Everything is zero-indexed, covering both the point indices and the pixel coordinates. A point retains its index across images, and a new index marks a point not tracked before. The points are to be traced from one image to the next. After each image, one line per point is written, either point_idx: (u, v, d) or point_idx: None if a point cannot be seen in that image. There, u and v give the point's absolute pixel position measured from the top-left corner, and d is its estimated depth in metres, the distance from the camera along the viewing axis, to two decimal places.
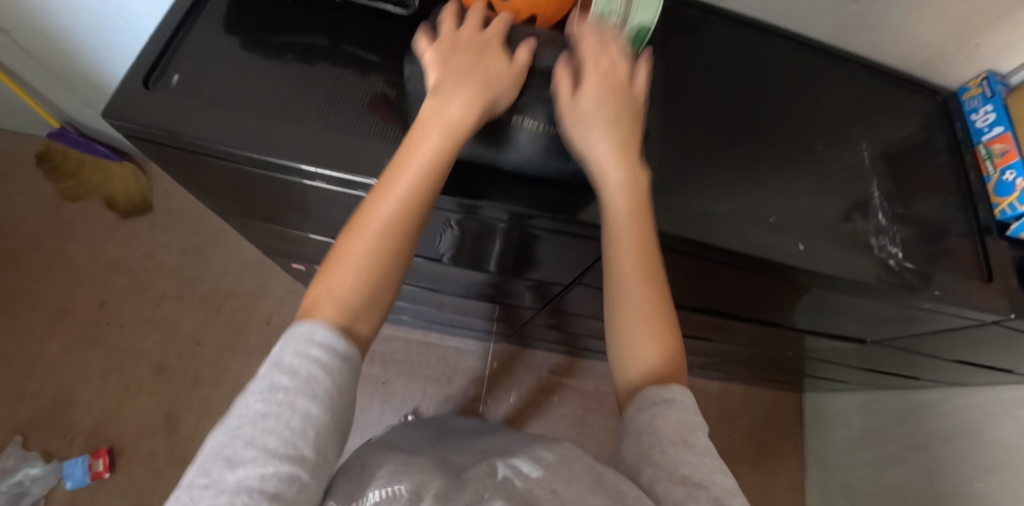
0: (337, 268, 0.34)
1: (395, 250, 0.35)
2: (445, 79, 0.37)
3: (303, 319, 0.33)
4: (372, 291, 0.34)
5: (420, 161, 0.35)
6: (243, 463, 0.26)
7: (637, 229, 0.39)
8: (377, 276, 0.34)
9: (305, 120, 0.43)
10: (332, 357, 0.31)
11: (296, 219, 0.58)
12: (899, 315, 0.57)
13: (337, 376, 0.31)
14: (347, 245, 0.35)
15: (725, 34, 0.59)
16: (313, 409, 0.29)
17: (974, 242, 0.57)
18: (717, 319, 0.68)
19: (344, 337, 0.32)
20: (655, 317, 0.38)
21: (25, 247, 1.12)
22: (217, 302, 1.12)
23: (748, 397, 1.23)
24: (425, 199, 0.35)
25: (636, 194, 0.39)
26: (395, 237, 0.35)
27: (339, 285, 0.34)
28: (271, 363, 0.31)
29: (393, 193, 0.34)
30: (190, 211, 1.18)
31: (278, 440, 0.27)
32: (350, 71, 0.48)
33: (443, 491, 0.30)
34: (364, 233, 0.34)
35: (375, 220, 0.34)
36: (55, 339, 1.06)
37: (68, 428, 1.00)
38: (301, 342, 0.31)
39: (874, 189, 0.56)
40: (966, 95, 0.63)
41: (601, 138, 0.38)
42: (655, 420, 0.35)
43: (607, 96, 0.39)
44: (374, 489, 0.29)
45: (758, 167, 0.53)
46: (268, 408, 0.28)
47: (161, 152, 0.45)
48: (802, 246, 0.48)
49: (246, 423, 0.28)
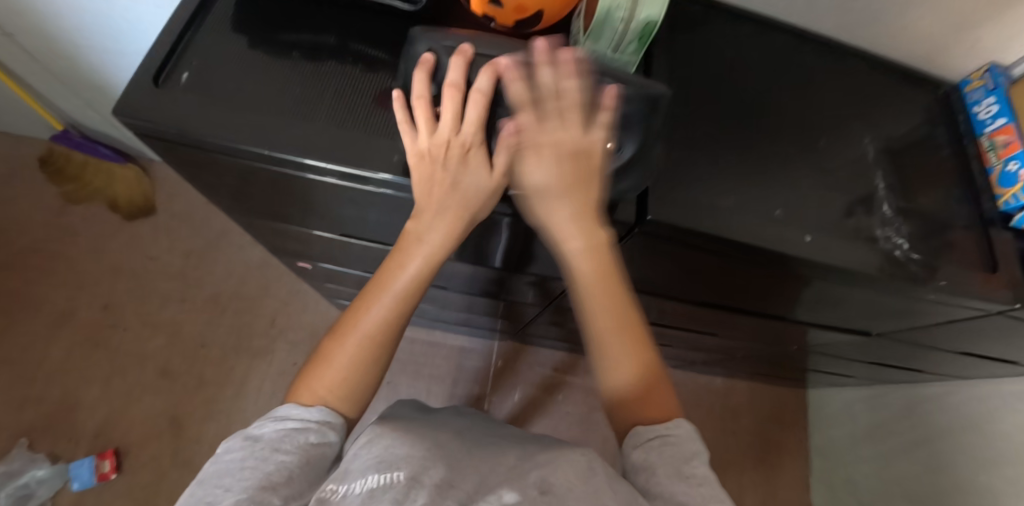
0: (326, 370, 0.39)
1: (379, 350, 0.41)
2: (427, 204, 0.41)
3: (284, 407, 0.38)
4: (358, 385, 0.40)
5: (400, 278, 0.41)
6: (218, 502, 0.31)
7: (599, 294, 0.42)
8: (361, 370, 0.40)
9: (314, 116, 0.44)
10: (309, 424, 0.37)
11: (302, 216, 0.58)
12: (900, 307, 0.57)
13: (310, 439, 0.36)
14: (335, 348, 0.40)
15: (728, 31, 0.60)
16: (288, 458, 0.34)
17: (977, 232, 0.57)
18: (722, 313, 0.69)
19: (324, 414, 0.38)
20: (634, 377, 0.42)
21: (29, 250, 1.12)
22: (221, 303, 1.12)
23: (751, 393, 1.23)
24: (403, 313, 0.42)
25: (601, 266, 0.41)
26: (378, 343, 0.41)
27: (328, 382, 0.39)
28: (254, 430, 0.36)
29: (375, 304, 0.41)
30: (193, 213, 1.18)
31: (254, 482, 0.32)
32: (356, 69, 0.48)
33: (446, 478, 0.29)
34: (349, 340, 0.40)
35: (361, 328, 0.40)
36: (59, 342, 1.06)
37: (73, 430, 1.01)
38: (279, 419, 0.37)
39: (878, 182, 0.56)
40: (969, 88, 0.63)
41: (564, 205, 0.40)
42: (649, 455, 0.38)
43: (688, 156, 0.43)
44: (372, 475, 0.28)
45: (763, 160, 0.53)
46: (246, 461, 0.33)
47: (169, 150, 0.46)
48: (810, 237, 0.49)
49: (225, 475, 0.33)
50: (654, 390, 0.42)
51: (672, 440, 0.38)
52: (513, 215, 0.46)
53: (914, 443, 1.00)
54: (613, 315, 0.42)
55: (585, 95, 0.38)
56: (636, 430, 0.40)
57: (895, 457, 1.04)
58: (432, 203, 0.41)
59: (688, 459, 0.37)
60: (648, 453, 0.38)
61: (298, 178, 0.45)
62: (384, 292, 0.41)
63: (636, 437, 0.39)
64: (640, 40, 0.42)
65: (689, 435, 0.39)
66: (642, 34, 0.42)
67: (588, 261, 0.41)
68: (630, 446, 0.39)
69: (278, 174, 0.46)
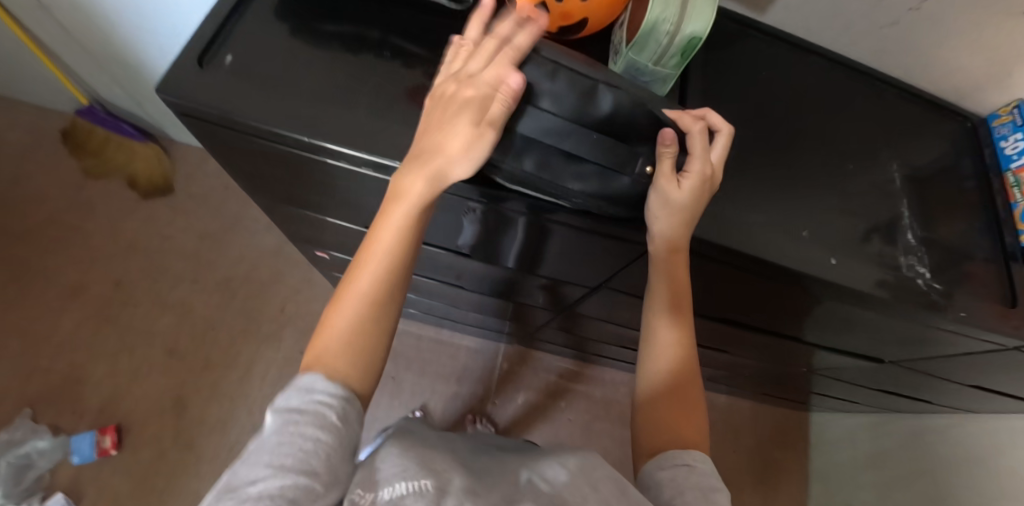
0: (323, 336, 0.37)
1: (382, 312, 0.38)
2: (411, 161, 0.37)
3: (303, 376, 0.35)
4: (365, 354, 0.37)
5: (386, 244, 0.38)
6: (262, 478, 0.29)
7: (664, 292, 0.44)
8: (362, 341, 0.37)
9: (353, 107, 0.44)
10: (335, 400, 0.34)
11: (328, 205, 0.58)
12: (916, 335, 0.57)
13: (341, 413, 0.34)
14: (331, 319, 0.38)
15: (762, 50, 0.60)
16: (323, 436, 0.32)
17: (998, 266, 0.57)
18: (736, 329, 0.69)
19: (346, 392, 0.35)
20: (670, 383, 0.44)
21: (45, 221, 1.13)
22: (232, 287, 1.13)
23: (753, 413, 1.23)
24: (393, 279, 0.38)
25: (676, 275, 0.43)
26: (373, 307, 0.38)
27: (331, 355, 0.36)
28: (281, 404, 0.33)
29: (365, 270, 0.38)
30: (210, 196, 1.19)
31: (295, 460, 0.30)
32: (397, 65, 0.48)
33: (469, 488, 0.30)
34: (345, 308, 0.37)
35: (354, 296, 0.38)
36: (69, 314, 1.07)
37: (76, 403, 1.01)
38: (305, 390, 0.34)
39: (903, 210, 0.56)
40: (996, 122, 0.64)
41: (667, 217, 0.41)
42: (677, 478, 0.37)
43: (699, 193, 0.41)
44: (399, 482, 0.29)
45: (793, 181, 0.53)
46: (283, 437, 0.31)
47: (207, 130, 0.46)
48: (834, 260, 0.50)
49: (264, 450, 0.30)
50: (688, 403, 0.44)
51: (695, 469, 0.38)
52: (529, 214, 0.46)
53: (914, 473, 1.00)
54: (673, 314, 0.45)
55: (631, 116, 0.39)
56: (665, 454, 0.40)
57: (894, 487, 1.03)
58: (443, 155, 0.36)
59: (713, 491, 0.37)
60: (675, 476, 0.38)
61: (330, 166, 0.46)
62: (369, 263, 0.38)
63: (659, 459, 0.39)
64: (683, 53, 0.43)
65: (710, 470, 0.39)
66: (685, 48, 0.43)
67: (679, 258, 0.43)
68: (652, 469, 0.39)
69: (312, 161, 0.46)
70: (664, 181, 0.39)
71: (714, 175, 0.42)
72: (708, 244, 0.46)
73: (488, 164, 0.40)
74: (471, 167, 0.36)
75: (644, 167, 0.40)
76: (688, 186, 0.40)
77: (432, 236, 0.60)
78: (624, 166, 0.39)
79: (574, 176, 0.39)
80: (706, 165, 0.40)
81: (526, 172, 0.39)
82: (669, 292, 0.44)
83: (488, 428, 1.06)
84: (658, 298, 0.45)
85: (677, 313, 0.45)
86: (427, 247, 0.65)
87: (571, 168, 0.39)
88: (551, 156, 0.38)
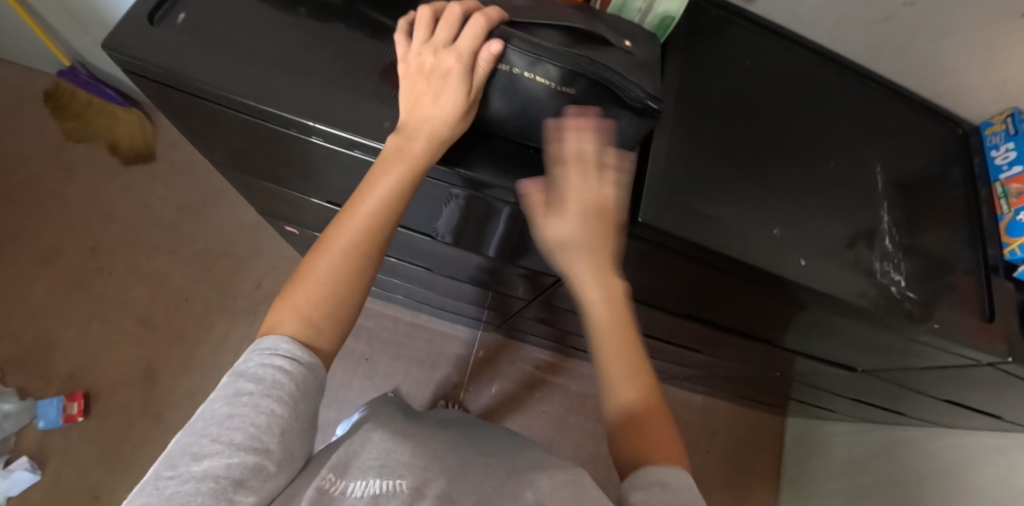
0: (305, 282, 0.37)
1: (363, 262, 0.38)
2: (410, 109, 0.39)
3: (266, 339, 0.35)
4: (337, 305, 0.37)
5: (380, 188, 0.38)
6: (209, 455, 0.28)
7: (610, 340, 0.40)
8: (339, 289, 0.37)
9: (308, 73, 0.43)
10: (295, 367, 0.34)
11: (294, 177, 0.57)
12: (891, 345, 0.56)
13: (300, 385, 0.34)
14: (312, 264, 0.38)
15: (749, 41, 0.58)
16: (279, 409, 0.32)
17: (978, 279, 0.55)
18: (709, 329, 0.68)
19: (310, 359, 0.35)
20: (651, 426, 0.37)
21: (23, 183, 1.11)
22: (209, 260, 1.11)
23: (730, 415, 1.22)
24: (383, 226, 0.39)
25: (613, 311, 0.41)
26: (362, 253, 0.38)
27: (310, 302, 0.36)
28: (232, 375, 0.33)
29: (357, 213, 0.38)
30: (192, 167, 1.17)
31: (246, 435, 0.30)
32: (359, 31, 0.46)
33: (446, 493, 0.31)
34: (332, 250, 0.37)
35: (342, 239, 0.38)
36: (43, 278, 1.06)
37: (45, 368, 1.00)
38: (265, 354, 0.34)
39: (884, 215, 0.54)
40: (988, 130, 0.62)
41: (581, 262, 0.40)
42: (650, 502, 0.32)
43: (592, 224, 0.40)
44: (373, 478, 0.31)
45: (772, 178, 0.51)
46: (234, 409, 0.31)
47: (158, 91, 0.44)
48: (804, 261, 0.48)
49: (212, 422, 0.30)
50: (663, 435, 0.37)
51: (669, 488, 0.33)
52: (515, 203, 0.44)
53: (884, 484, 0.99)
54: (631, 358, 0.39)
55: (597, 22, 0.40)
56: (637, 470, 0.35)
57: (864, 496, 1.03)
58: (434, 97, 0.38)
59: None
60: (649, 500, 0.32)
61: (283, 134, 0.44)
62: (361, 209, 0.38)
63: (634, 476, 0.34)
64: (657, 31, 0.44)
65: (690, 490, 0.34)
66: (659, 27, 0.44)
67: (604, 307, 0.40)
68: (626, 487, 0.35)
69: (267, 130, 0.45)
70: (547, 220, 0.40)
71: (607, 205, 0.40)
72: (698, 248, 0.45)
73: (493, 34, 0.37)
74: (460, 106, 0.38)
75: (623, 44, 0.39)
76: (573, 210, 0.39)
77: (403, 217, 0.59)
78: (596, 44, 0.38)
79: (565, 44, 0.37)
80: (587, 191, 0.39)
81: (521, 36, 0.36)
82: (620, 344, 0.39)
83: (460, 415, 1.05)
84: (601, 340, 0.40)
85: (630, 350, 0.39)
86: (407, 232, 0.64)
87: (553, 38, 0.37)
88: (540, 34, 0.37)
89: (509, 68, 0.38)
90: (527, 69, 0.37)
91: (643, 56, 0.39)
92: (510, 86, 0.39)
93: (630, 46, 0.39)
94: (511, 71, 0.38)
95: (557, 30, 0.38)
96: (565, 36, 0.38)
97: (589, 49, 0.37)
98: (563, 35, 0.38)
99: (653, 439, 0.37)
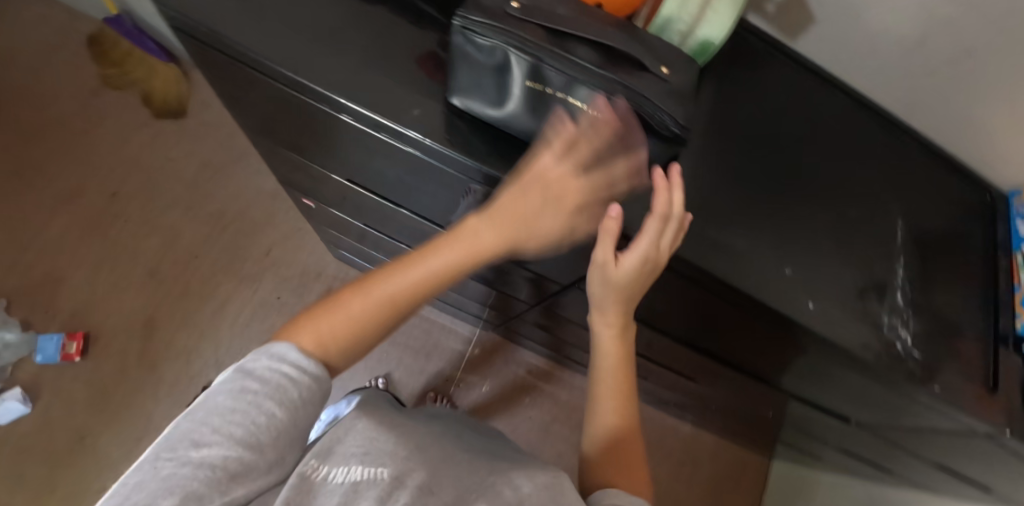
0: (334, 316, 0.38)
1: (393, 313, 0.39)
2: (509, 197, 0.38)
3: (277, 345, 0.35)
4: (356, 341, 0.38)
5: (447, 267, 0.39)
6: (208, 444, 0.28)
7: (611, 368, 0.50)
8: (365, 331, 0.38)
9: (346, 53, 0.43)
10: (302, 376, 0.34)
11: (317, 150, 0.57)
12: (887, 402, 0.56)
13: (302, 394, 0.34)
14: (345, 300, 0.39)
15: (786, 76, 0.58)
16: (279, 412, 0.32)
17: (986, 348, 0.55)
18: (706, 359, 0.67)
19: (314, 369, 0.35)
20: (624, 455, 0.48)
21: (56, 121, 1.14)
22: (224, 221, 1.11)
23: (717, 448, 1.21)
24: (426, 293, 0.40)
25: (624, 348, 0.50)
26: (396, 305, 0.39)
27: (332, 336, 0.37)
28: (239, 370, 0.33)
29: (411, 275, 0.39)
30: (220, 128, 1.18)
31: (245, 432, 0.30)
32: (401, 19, 0.47)
33: (427, 484, 0.33)
34: (371, 296, 0.38)
35: (383, 288, 0.39)
36: (60, 216, 1.08)
37: (51, 304, 1.02)
38: (274, 358, 0.34)
39: (898, 269, 0.54)
40: (1016, 200, 0.62)
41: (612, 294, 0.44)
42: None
43: (639, 274, 0.40)
44: (356, 465, 0.34)
45: (790, 216, 0.51)
46: (236, 403, 0.31)
47: (199, 49, 0.45)
48: (812, 304, 0.47)
49: (214, 412, 0.30)
50: (633, 463, 0.48)
51: None
52: None
53: None
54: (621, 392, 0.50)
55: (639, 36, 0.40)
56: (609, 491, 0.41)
57: None
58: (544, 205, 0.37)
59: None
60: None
61: (312, 107, 0.45)
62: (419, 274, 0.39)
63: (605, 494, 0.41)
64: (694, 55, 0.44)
65: None
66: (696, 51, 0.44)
67: (613, 344, 0.49)
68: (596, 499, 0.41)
69: (298, 101, 0.45)
70: (603, 258, 0.40)
71: (660, 258, 0.39)
72: (708, 275, 0.45)
73: (513, 45, 0.35)
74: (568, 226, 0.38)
75: (660, 69, 0.38)
76: (627, 265, 0.39)
77: (420, 206, 0.59)
78: (631, 66, 0.37)
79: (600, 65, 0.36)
80: (650, 250, 0.38)
81: (556, 54, 0.35)
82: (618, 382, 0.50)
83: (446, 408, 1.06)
84: (603, 369, 0.50)
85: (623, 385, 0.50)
86: (420, 220, 0.64)
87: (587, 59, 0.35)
88: (575, 49, 0.36)
89: (542, 86, 0.36)
90: (560, 90, 0.36)
91: (682, 77, 0.39)
92: (540, 103, 0.37)
93: (667, 71, 0.38)
94: (544, 90, 0.36)
95: (595, 47, 0.37)
96: (600, 54, 0.36)
97: (624, 69, 0.36)
98: (598, 53, 0.36)
99: (623, 467, 0.47)
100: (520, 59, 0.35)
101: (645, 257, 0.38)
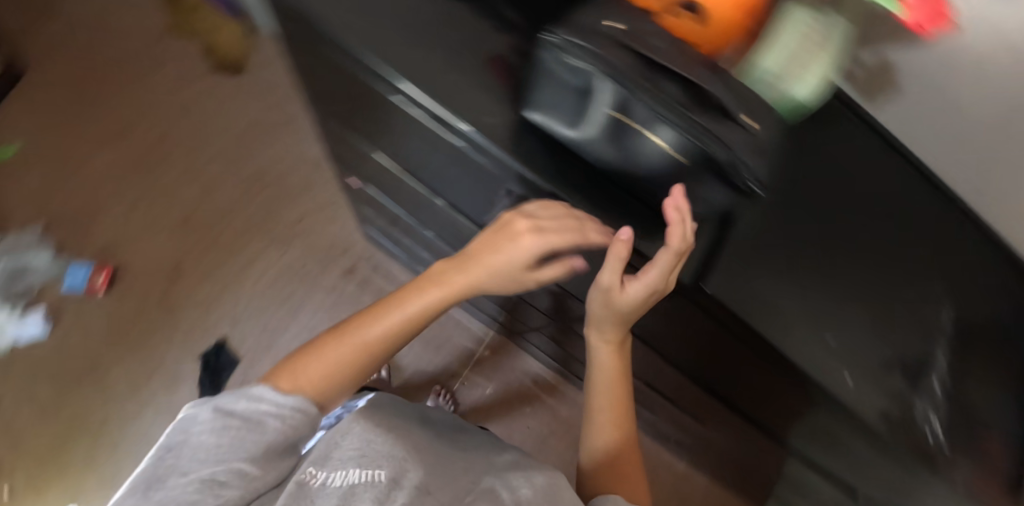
0: (312, 362, 0.42)
1: (367, 358, 0.44)
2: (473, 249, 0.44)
3: (257, 388, 0.38)
4: (334, 382, 0.43)
5: (410, 313, 0.45)
6: (194, 471, 0.32)
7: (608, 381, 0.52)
8: (343, 373, 0.43)
9: (429, 48, 0.43)
10: (282, 412, 0.38)
11: (377, 134, 0.57)
12: (898, 481, 0.55)
13: (283, 426, 0.37)
14: (324, 348, 0.43)
15: (861, 134, 0.56)
16: (261, 440, 0.36)
17: (1010, 447, 0.54)
18: (720, 405, 0.67)
19: (297, 404, 0.39)
20: (620, 464, 0.52)
21: (120, 59, 1.17)
22: (263, 182, 1.13)
23: (708, 491, 1.19)
24: (395, 339, 0.45)
25: (620, 363, 0.52)
26: (370, 352, 0.44)
27: (312, 378, 0.41)
28: (219, 410, 0.36)
29: (382, 322, 0.44)
30: (275, 89, 1.19)
31: (227, 459, 0.34)
32: (485, 22, 0.47)
33: (422, 483, 0.33)
34: (346, 343, 0.44)
35: (358, 337, 0.44)
36: (109, 150, 1.11)
37: (87, 234, 1.05)
38: (252, 400, 0.37)
39: (942, 352, 0.50)
40: None
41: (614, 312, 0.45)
42: None
43: (646, 300, 0.41)
44: (353, 469, 0.33)
45: (852, 279, 0.48)
46: (218, 439, 0.34)
47: (285, 22, 0.46)
48: (850, 377, 0.44)
49: (198, 448, 0.34)
50: (628, 468, 0.53)
51: None
52: None
53: None
54: (618, 403, 0.53)
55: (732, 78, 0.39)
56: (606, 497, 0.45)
57: None
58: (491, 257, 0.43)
59: None
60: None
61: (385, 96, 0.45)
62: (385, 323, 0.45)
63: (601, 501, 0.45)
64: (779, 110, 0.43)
65: None
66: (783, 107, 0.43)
67: (610, 360, 0.51)
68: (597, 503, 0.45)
69: (372, 88, 0.45)
70: (609, 282, 0.41)
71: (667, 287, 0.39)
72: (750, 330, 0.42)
73: (604, 71, 0.34)
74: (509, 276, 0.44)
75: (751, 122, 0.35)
76: (634, 293, 0.40)
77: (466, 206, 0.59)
78: (718, 113, 0.35)
79: (692, 108, 0.34)
80: (656, 281, 0.38)
81: (648, 90, 0.33)
82: (612, 394, 0.53)
83: (448, 405, 1.06)
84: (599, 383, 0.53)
85: (620, 394, 0.53)
86: (462, 219, 0.64)
87: (679, 99, 0.34)
88: (666, 86, 0.34)
89: (626, 116, 0.35)
90: (643, 125, 0.35)
91: (769, 127, 0.38)
92: (621, 133, 0.36)
93: (756, 125, 0.36)
94: (627, 121, 0.35)
95: (689, 87, 0.34)
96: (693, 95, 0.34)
97: (717, 115, 0.34)
98: (690, 94, 0.34)
99: (617, 475, 0.52)
100: (609, 87, 0.34)
101: (651, 288, 0.39)
